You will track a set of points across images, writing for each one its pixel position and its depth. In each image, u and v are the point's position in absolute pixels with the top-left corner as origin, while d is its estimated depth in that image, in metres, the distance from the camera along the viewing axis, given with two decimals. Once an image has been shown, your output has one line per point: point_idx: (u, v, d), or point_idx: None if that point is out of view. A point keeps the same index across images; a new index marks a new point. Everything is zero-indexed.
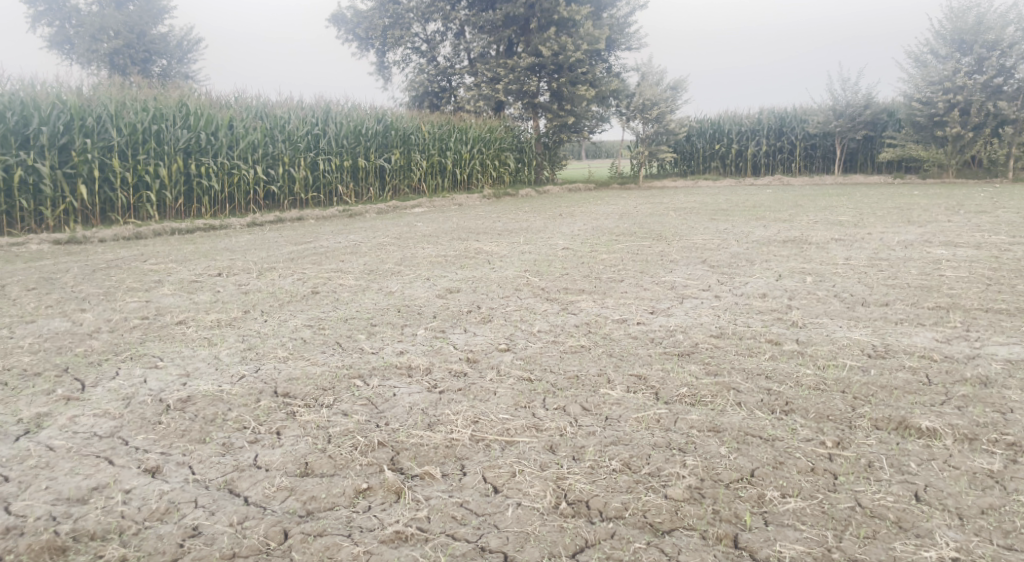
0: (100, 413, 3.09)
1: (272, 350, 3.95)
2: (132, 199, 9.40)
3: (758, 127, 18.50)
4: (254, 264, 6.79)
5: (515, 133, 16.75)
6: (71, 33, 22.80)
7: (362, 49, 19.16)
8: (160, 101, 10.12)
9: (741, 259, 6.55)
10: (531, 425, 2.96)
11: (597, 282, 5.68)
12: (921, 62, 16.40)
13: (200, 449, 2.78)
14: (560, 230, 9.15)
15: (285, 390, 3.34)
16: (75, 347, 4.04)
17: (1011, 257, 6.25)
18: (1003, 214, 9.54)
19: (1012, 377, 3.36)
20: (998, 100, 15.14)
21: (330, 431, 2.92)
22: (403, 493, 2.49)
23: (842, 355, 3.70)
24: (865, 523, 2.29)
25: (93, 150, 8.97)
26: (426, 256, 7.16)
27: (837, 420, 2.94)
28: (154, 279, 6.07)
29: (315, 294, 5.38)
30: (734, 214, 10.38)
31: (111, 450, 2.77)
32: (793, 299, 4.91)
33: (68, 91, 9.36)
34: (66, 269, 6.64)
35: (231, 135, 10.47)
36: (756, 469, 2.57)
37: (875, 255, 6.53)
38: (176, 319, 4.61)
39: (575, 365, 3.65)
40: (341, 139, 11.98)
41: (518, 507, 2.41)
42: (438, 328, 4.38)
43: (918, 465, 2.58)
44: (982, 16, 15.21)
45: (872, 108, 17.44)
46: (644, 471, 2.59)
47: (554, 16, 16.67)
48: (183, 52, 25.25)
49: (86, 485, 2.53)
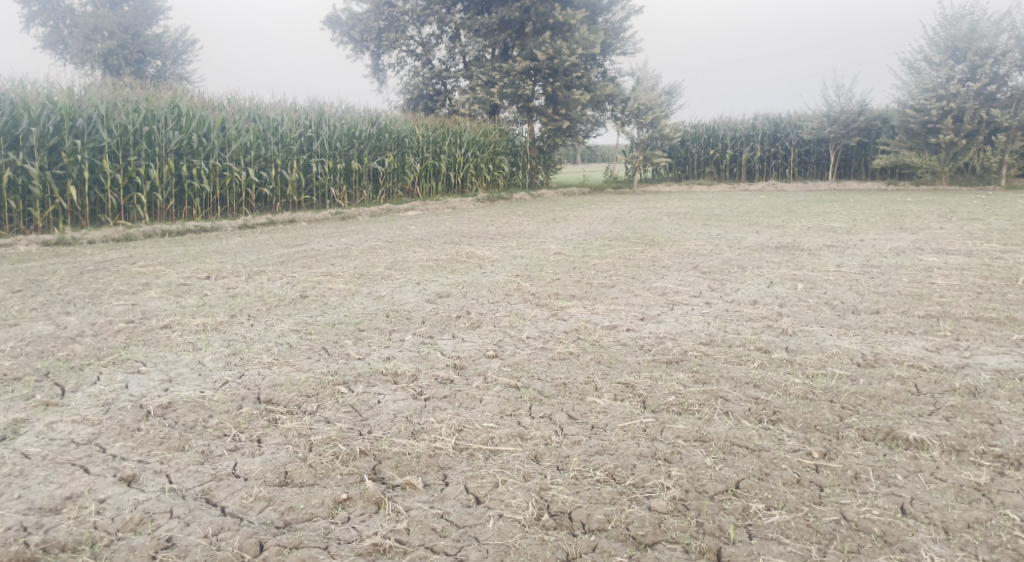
0: (78, 420, 3.05)
1: (257, 355, 3.91)
2: (123, 200, 9.37)
3: (751, 133, 18.53)
4: (245, 267, 6.75)
5: (510, 137, 16.74)
6: (65, 33, 22.67)
7: (357, 51, 19.14)
8: (151, 101, 10.02)
9: (733, 265, 6.54)
10: (516, 434, 2.93)
11: (587, 287, 5.66)
12: (915, 69, 16.47)
13: (178, 458, 2.74)
14: (553, 234, 9.13)
15: (267, 397, 3.30)
16: (56, 352, 3.99)
17: (1003, 265, 6.25)
18: (995, 221, 9.56)
19: (1001, 387, 3.35)
20: (991, 108, 15.23)
21: (311, 439, 2.88)
22: (383, 503, 2.46)
23: (831, 363, 3.68)
24: (850, 537, 2.26)
25: (83, 150, 8.90)
26: (418, 260, 7.13)
27: (824, 430, 2.92)
28: (142, 282, 6.02)
29: (304, 298, 5.34)
30: (727, 220, 10.39)
31: (88, 458, 2.73)
32: (783, 306, 4.89)
33: (59, 91, 9.28)
34: (53, 271, 6.58)
35: (223, 137, 10.41)
36: (741, 481, 2.54)
37: (867, 263, 6.53)
38: (162, 323, 4.57)
39: (563, 372, 3.61)
40: (334, 141, 11.92)
41: (499, 519, 2.37)
42: (426, 333, 4.34)
43: (904, 477, 2.55)
44: (975, 24, 15.26)
45: (866, 115, 17.50)
46: (628, 482, 2.56)
47: (549, 20, 16.72)
48: (178, 53, 25.17)
49: (59, 494, 2.49)
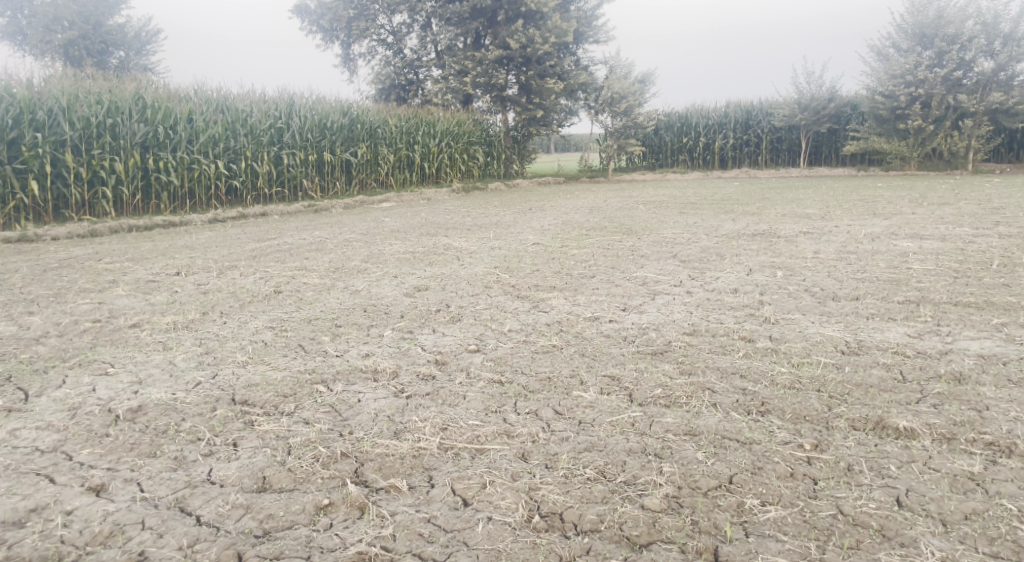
0: (43, 426, 2.91)
1: (231, 354, 3.77)
2: (87, 195, 9.09)
3: (724, 120, 18.53)
4: (215, 262, 6.56)
5: (484, 127, 16.60)
6: (24, 25, 21.95)
7: (327, 41, 18.96)
8: (114, 92, 9.74)
9: (712, 253, 6.52)
10: (502, 431, 2.84)
11: (568, 279, 5.58)
12: (883, 56, 16.58)
13: (150, 465, 2.62)
14: (530, 224, 9.02)
15: (243, 398, 3.18)
16: (19, 354, 3.82)
17: (976, 250, 6.29)
18: (966, 205, 9.67)
19: (986, 373, 3.34)
20: (958, 94, 15.43)
21: (290, 441, 2.77)
22: (367, 508, 2.37)
23: (815, 352, 3.64)
24: (849, 532, 2.22)
25: (44, 144, 8.63)
26: (394, 253, 6.99)
27: (813, 420, 2.88)
28: (108, 280, 5.81)
29: (278, 293, 5.19)
30: (703, 207, 10.41)
31: (54, 467, 2.60)
32: (764, 294, 4.86)
33: (18, 83, 8.96)
34: (14, 270, 6.33)
35: (190, 128, 10.14)
36: (735, 476, 2.49)
37: (844, 248, 6.56)
38: (130, 322, 4.41)
39: (547, 366, 3.54)
40: (305, 133, 11.71)
41: (488, 522, 2.30)
42: (405, 328, 4.24)
43: (898, 468, 2.52)
44: (942, 10, 15.38)
45: (836, 101, 17.63)
46: (619, 480, 2.49)
47: (522, 9, 16.54)
48: (141, 43, 24.58)
49: (23, 507, 2.36)
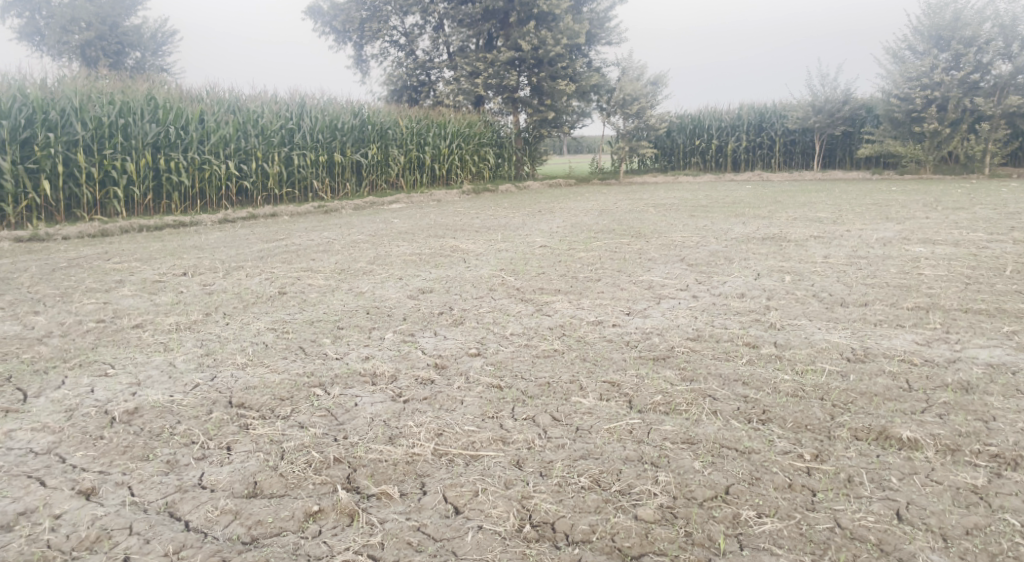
0: (38, 427, 2.90)
1: (230, 356, 3.76)
2: (98, 195, 9.14)
3: (737, 123, 18.44)
4: (223, 263, 6.56)
5: (494, 129, 16.59)
6: (42, 26, 22.19)
7: (339, 42, 19.03)
8: (126, 93, 9.79)
9: (720, 257, 6.45)
10: (498, 437, 2.81)
11: (574, 282, 5.54)
12: (899, 58, 16.42)
13: (142, 468, 2.61)
14: (538, 227, 8.97)
15: (239, 400, 3.17)
16: (21, 354, 3.83)
17: (989, 256, 6.20)
18: (981, 210, 9.54)
19: (994, 383, 3.26)
20: (975, 97, 15.23)
21: (284, 446, 2.75)
22: (357, 515, 2.35)
23: (820, 359, 3.58)
24: (845, 546, 2.17)
25: (56, 144, 8.69)
26: (400, 254, 6.97)
27: (815, 429, 2.83)
28: (115, 280, 5.82)
29: (283, 295, 5.19)
30: (714, 210, 10.32)
31: (46, 469, 2.59)
32: (771, 299, 4.79)
33: (31, 83, 9.04)
34: (24, 269, 6.36)
35: (202, 129, 10.17)
36: (731, 486, 2.44)
37: (854, 253, 6.47)
38: (133, 322, 4.41)
39: (547, 371, 3.50)
40: (316, 134, 11.73)
41: (478, 531, 2.27)
42: (407, 331, 4.20)
43: (899, 480, 2.46)
44: (959, 12, 15.21)
45: (851, 104, 17.46)
46: (614, 489, 2.45)
47: (534, 10, 16.48)
48: (156, 44, 24.79)
49: (12, 510, 2.36)
